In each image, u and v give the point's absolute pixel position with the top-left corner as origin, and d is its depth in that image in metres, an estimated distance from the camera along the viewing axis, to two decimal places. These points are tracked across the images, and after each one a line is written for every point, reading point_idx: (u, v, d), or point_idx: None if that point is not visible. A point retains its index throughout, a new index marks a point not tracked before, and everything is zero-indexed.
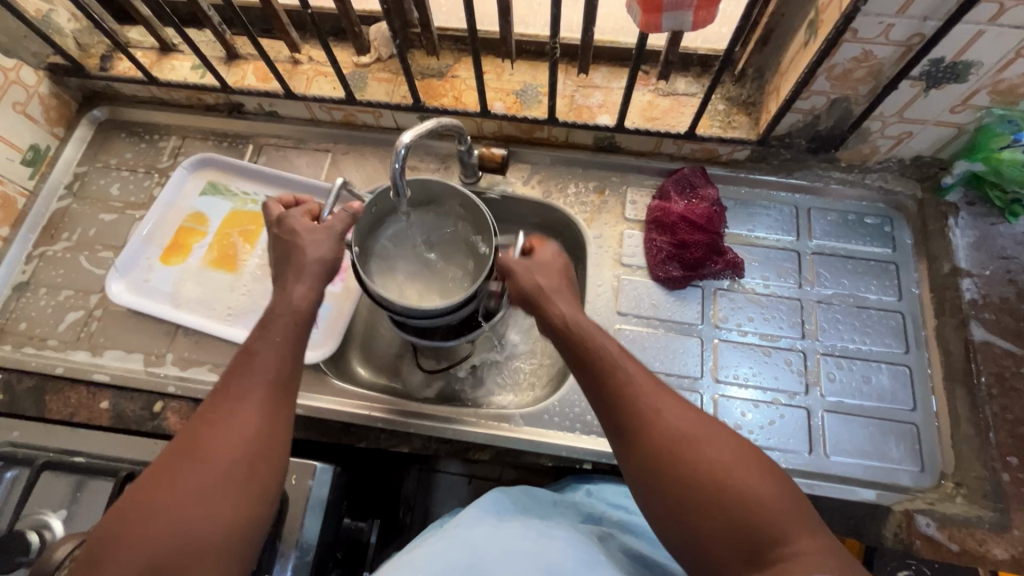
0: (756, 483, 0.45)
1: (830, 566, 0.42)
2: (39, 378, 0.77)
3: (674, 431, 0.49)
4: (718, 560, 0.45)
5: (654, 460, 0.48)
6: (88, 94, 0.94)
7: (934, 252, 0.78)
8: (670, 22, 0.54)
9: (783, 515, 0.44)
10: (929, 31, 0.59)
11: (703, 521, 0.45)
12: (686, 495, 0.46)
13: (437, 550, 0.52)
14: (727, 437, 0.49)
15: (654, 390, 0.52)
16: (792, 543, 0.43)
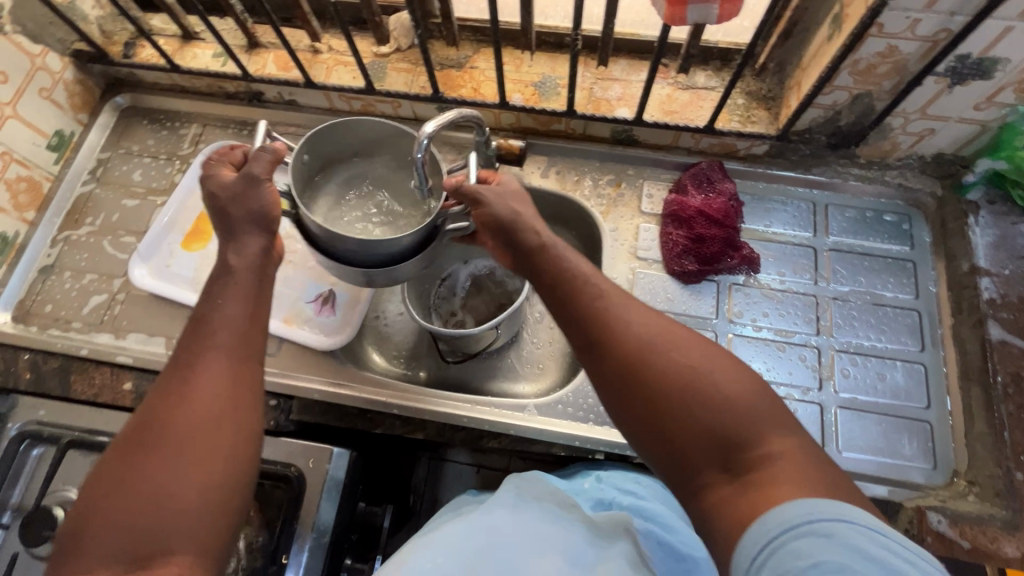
0: (729, 386, 0.46)
1: (804, 461, 0.42)
2: (64, 359, 0.79)
3: (641, 336, 0.49)
4: (695, 466, 0.45)
5: (625, 369, 0.49)
6: (111, 80, 0.95)
7: (953, 251, 0.78)
8: (695, 15, 0.54)
9: (756, 417, 0.44)
10: (956, 26, 0.59)
11: (679, 429, 0.45)
12: (660, 402, 0.46)
13: (447, 536, 0.54)
14: (698, 341, 0.49)
15: (622, 303, 0.52)
16: (767, 442, 0.43)
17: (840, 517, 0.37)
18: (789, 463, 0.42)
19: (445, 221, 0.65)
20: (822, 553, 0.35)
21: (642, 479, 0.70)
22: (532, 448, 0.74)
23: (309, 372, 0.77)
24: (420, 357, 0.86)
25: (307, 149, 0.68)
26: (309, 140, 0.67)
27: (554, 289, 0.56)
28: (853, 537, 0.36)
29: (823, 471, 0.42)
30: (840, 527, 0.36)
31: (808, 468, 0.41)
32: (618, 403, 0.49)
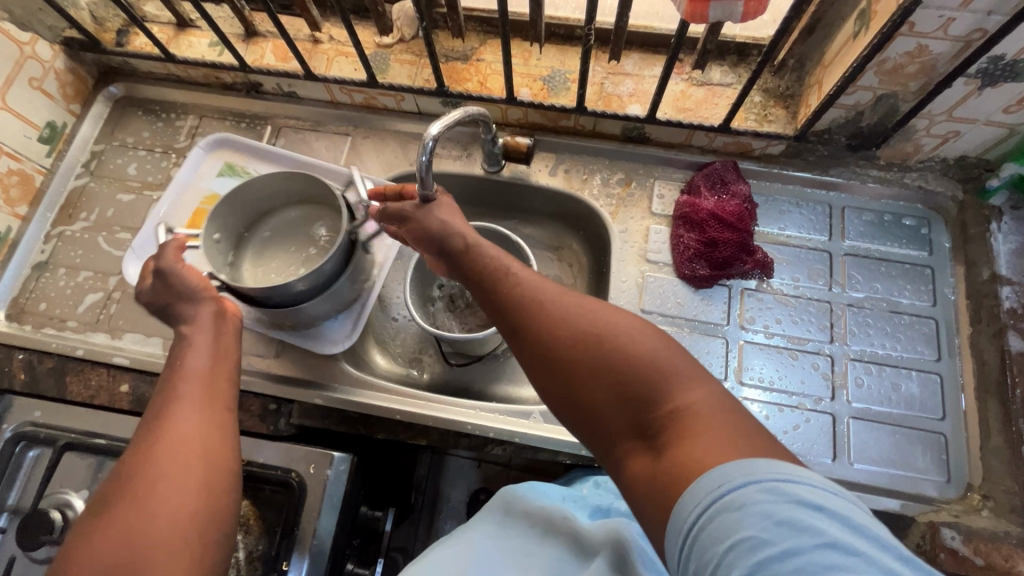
0: (637, 347, 0.45)
1: (716, 411, 0.41)
2: (60, 359, 0.77)
3: (554, 309, 0.49)
4: (615, 434, 0.44)
5: (539, 346, 0.48)
6: (104, 69, 0.92)
7: (972, 257, 0.76)
8: (717, 12, 0.51)
9: (668, 373, 0.43)
10: (991, 26, 0.56)
11: (593, 398, 0.45)
12: (574, 374, 0.46)
13: (440, 557, 0.58)
14: (604, 308, 0.48)
15: (533, 282, 0.53)
16: (679, 399, 0.42)
17: (749, 481, 0.35)
18: (700, 417, 0.41)
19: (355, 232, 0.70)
20: (740, 529, 0.34)
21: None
22: (537, 455, 0.73)
23: (310, 377, 0.75)
24: (427, 360, 0.85)
25: (214, 228, 0.72)
26: (209, 222, 0.70)
27: (474, 280, 0.57)
28: (764, 501, 0.34)
29: (738, 423, 0.40)
30: (748, 494, 0.35)
31: (718, 417, 0.41)
32: (539, 384, 0.49)
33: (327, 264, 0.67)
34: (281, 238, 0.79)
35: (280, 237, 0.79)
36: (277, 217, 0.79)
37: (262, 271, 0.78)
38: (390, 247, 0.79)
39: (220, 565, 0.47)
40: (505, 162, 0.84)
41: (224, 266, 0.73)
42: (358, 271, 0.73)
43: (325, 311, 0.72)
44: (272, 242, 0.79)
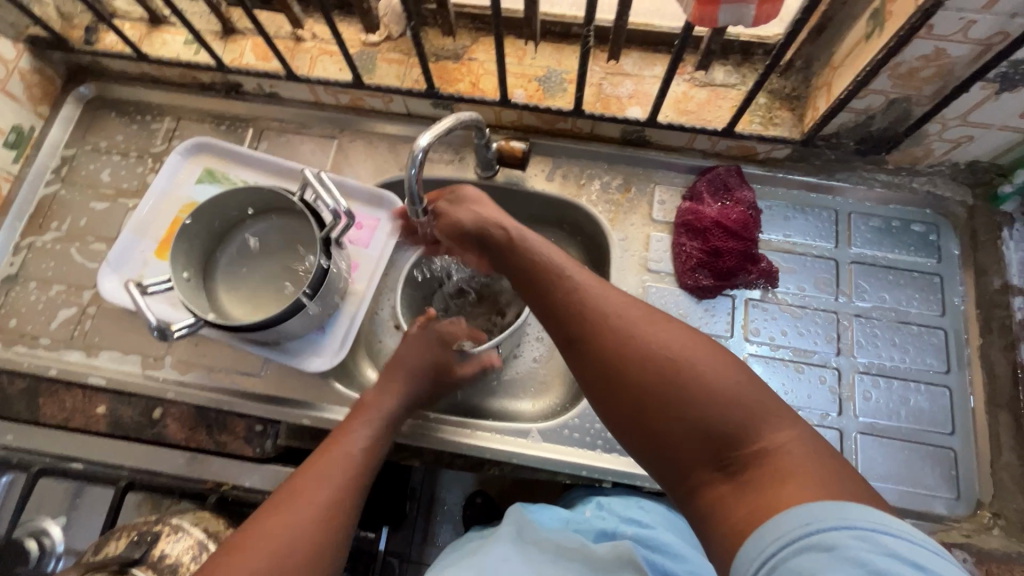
0: (722, 377, 0.43)
1: (807, 452, 0.40)
2: (32, 380, 0.73)
3: (622, 327, 0.47)
4: (691, 462, 0.42)
5: (607, 364, 0.46)
6: (74, 68, 0.87)
7: (983, 265, 0.74)
8: (727, 16, 0.48)
9: (756, 405, 0.42)
10: (1014, 29, 0.52)
11: (671, 424, 0.43)
12: (651, 398, 0.44)
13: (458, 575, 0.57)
14: (674, 329, 0.46)
15: (595, 290, 0.50)
16: (767, 433, 0.41)
17: (842, 526, 0.34)
18: (793, 454, 0.39)
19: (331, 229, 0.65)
20: (825, 570, 0.33)
21: (646, 503, 0.65)
22: (536, 475, 0.70)
23: (297, 396, 0.72)
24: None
25: (182, 265, 0.66)
26: (175, 259, 0.65)
27: (525, 281, 0.54)
28: (858, 548, 0.33)
29: (827, 463, 0.39)
30: (841, 538, 0.34)
31: (810, 461, 0.39)
32: (606, 401, 0.47)
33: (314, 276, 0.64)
34: (255, 255, 0.73)
35: (253, 257, 0.73)
36: (244, 236, 0.73)
37: (232, 301, 0.71)
38: (380, 258, 0.76)
39: None
40: (500, 167, 0.80)
41: (205, 304, 0.67)
42: (341, 280, 0.70)
43: (307, 326, 0.69)
44: (239, 268, 0.73)
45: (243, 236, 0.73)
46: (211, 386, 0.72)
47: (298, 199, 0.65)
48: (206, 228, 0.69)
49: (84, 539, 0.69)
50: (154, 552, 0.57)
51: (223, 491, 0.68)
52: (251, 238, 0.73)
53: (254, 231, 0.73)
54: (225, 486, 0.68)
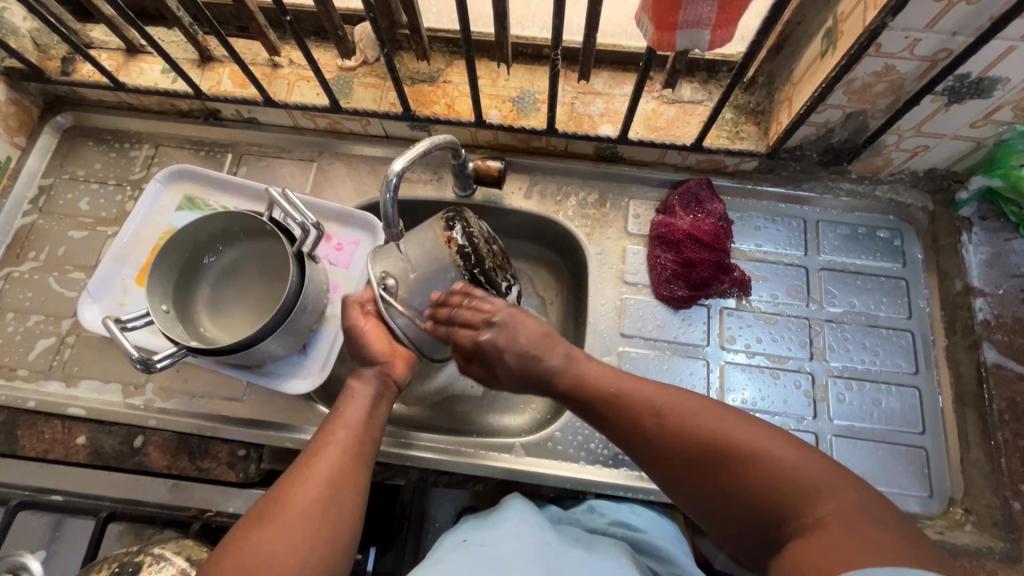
0: (763, 458, 0.46)
1: (857, 519, 0.41)
2: (9, 412, 0.73)
3: (662, 417, 0.52)
4: (754, 533, 0.46)
5: (655, 450, 0.52)
6: (50, 98, 0.87)
7: (945, 268, 0.76)
8: (684, 41, 0.50)
9: (802, 481, 0.44)
10: (956, 46, 0.55)
11: (725, 500, 0.47)
12: (705, 480, 0.48)
13: (459, 559, 0.52)
14: (713, 414, 0.50)
15: (634, 386, 0.55)
16: (816, 507, 0.43)
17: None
18: (842, 524, 0.41)
19: (301, 244, 0.66)
20: None
21: (637, 509, 0.66)
22: (521, 489, 0.72)
23: (279, 419, 0.72)
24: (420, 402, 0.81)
25: (160, 298, 0.66)
26: (151, 292, 0.65)
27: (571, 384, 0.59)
28: None
29: (876, 530, 0.40)
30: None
31: (856, 529, 0.40)
32: (664, 482, 0.52)
33: (289, 294, 0.64)
34: (233, 283, 0.74)
35: (233, 288, 0.74)
36: (219, 264, 0.74)
37: (214, 329, 0.72)
38: (359, 278, 0.77)
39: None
40: (477, 186, 0.82)
41: (186, 334, 0.68)
42: (320, 299, 0.71)
43: (288, 347, 0.69)
44: (218, 296, 0.73)
45: (218, 264, 0.74)
46: (193, 412, 0.72)
47: (265, 218, 0.66)
48: (180, 261, 0.69)
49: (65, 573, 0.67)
50: None
51: (207, 518, 0.67)
52: (225, 264, 0.74)
53: (228, 258, 0.74)
54: (209, 513, 0.68)
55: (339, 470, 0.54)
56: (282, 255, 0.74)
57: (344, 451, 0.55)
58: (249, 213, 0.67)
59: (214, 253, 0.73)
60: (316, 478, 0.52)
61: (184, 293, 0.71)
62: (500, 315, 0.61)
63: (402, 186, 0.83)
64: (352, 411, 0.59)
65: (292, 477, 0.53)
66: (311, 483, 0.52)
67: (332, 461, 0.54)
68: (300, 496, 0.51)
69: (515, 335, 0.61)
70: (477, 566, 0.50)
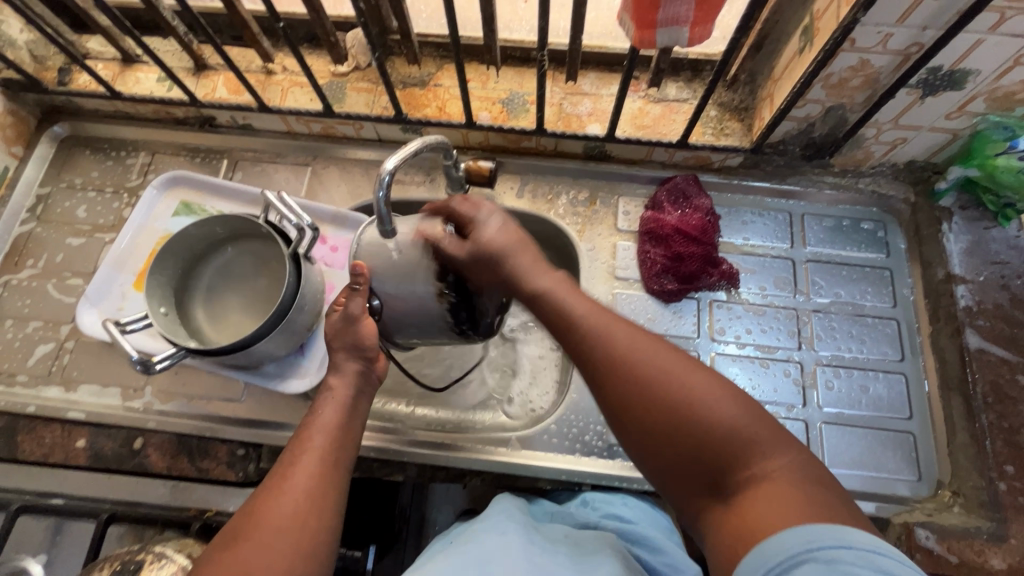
0: (721, 409, 0.44)
1: (801, 480, 0.41)
2: (9, 417, 0.73)
3: (628, 356, 0.48)
4: (694, 484, 0.45)
5: (614, 391, 0.48)
6: (47, 109, 0.89)
7: (928, 257, 0.78)
8: (664, 38, 0.52)
9: (746, 439, 0.43)
10: (927, 40, 0.58)
11: (678, 448, 0.45)
12: (655, 427, 0.46)
13: (446, 559, 0.53)
14: (678, 360, 0.48)
15: (603, 322, 0.51)
16: (763, 464, 0.42)
17: (842, 545, 0.36)
18: (787, 483, 0.41)
19: (299, 245, 0.67)
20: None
21: (628, 502, 0.67)
22: (517, 482, 0.73)
23: (278, 418, 0.73)
24: (421, 397, 0.82)
25: (158, 300, 0.67)
26: (149, 294, 0.66)
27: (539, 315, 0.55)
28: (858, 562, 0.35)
29: (822, 489, 0.41)
30: (839, 553, 0.35)
31: (801, 492, 0.40)
32: (616, 423, 0.49)
33: (286, 294, 0.66)
34: (230, 285, 0.75)
35: (229, 288, 0.75)
36: (215, 266, 0.75)
37: (211, 330, 0.73)
38: None
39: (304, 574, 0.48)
40: (469, 186, 0.83)
41: (184, 335, 0.68)
42: (317, 300, 0.72)
43: (286, 347, 0.70)
44: (214, 297, 0.74)
45: (214, 266, 0.74)
46: (192, 413, 0.73)
47: (262, 221, 0.68)
48: (175, 263, 0.70)
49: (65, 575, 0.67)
50: None
51: (206, 518, 0.69)
52: (220, 265, 0.75)
53: (223, 258, 0.75)
54: (209, 513, 0.70)
55: (320, 478, 0.52)
56: (279, 257, 0.75)
57: (324, 449, 0.54)
58: (246, 215, 0.68)
59: (209, 254, 0.74)
60: (296, 488, 0.51)
61: (178, 294, 0.71)
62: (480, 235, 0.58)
63: (395, 188, 0.84)
64: (327, 414, 0.57)
65: (273, 481, 0.52)
66: (291, 493, 0.50)
67: (311, 468, 0.53)
68: (281, 503, 0.50)
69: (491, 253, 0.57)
70: (462, 563, 0.51)
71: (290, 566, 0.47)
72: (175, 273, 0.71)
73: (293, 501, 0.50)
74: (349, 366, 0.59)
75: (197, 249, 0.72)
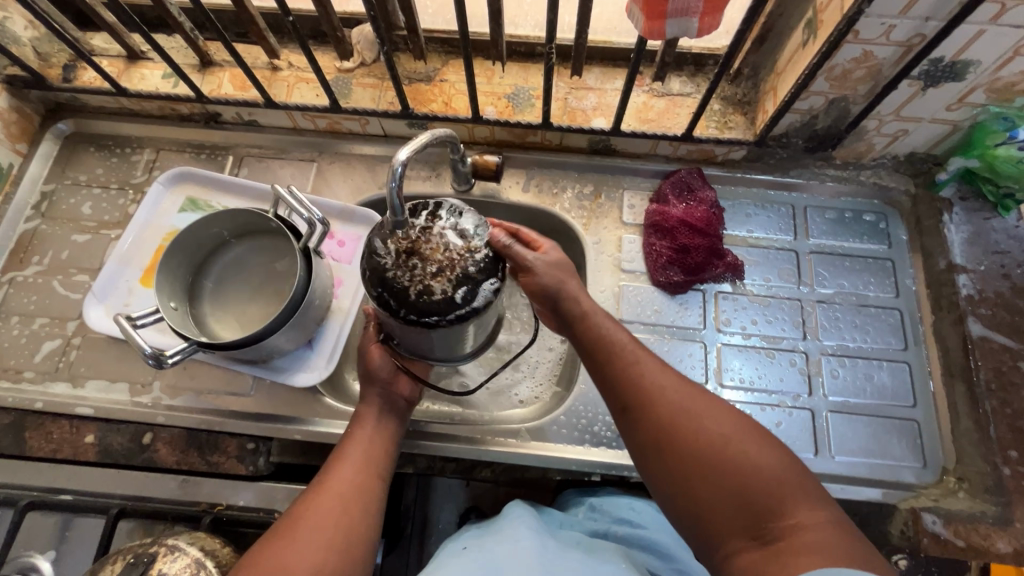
0: (760, 457, 0.47)
1: (831, 534, 0.43)
2: (17, 413, 0.73)
3: (673, 400, 0.52)
4: (727, 531, 0.46)
5: (658, 431, 0.51)
6: (51, 106, 0.88)
7: (929, 247, 0.79)
8: (674, 29, 0.53)
9: (785, 486, 0.46)
10: (929, 31, 0.59)
11: (716, 491, 0.47)
12: (694, 467, 0.48)
13: (463, 564, 0.54)
14: (721, 409, 0.51)
15: (651, 365, 0.55)
16: (795, 514, 0.44)
17: None
18: (818, 533, 0.43)
19: (310, 239, 0.67)
20: None
21: (636, 505, 0.67)
22: (526, 473, 0.74)
23: (287, 412, 0.73)
24: (429, 390, 0.81)
25: (168, 295, 0.67)
26: (160, 289, 0.66)
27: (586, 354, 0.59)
28: None
29: (852, 540, 0.43)
30: None
31: (832, 542, 0.42)
32: (653, 461, 0.51)
33: (296, 288, 0.66)
34: (239, 280, 0.75)
35: (236, 284, 0.75)
36: (223, 262, 0.75)
37: (219, 325, 0.72)
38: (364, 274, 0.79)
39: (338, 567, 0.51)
40: (475, 181, 0.84)
41: (195, 330, 0.69)
42: (326, 294, 0.72)
43: (295, 341, 0.70)
44: (221, 293, 0.74)
45: (221, 262, 0.75)
46: (201, 408, 0.73)
47: (272, 215, 0.68)
48: (185, 259, 0.70)
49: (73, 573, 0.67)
50: (152, 572, 0.58)
51: (217, 512, 0.68)
52: (228, 261, 0.75)
53: (231, 255, 0.75)
54: (219, 507, 0.69)
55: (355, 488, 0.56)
56: (287, 252, 0.75)
57: (366, 456, 0.60)
58: (255, 209, 0.68)
59: (217, 250, 0.74)
60: (333, 493, 0.55)
61: (186, 289, 0.71)
62: (541, 266, 0.61)
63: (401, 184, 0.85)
64: (364, 431, 0.62)
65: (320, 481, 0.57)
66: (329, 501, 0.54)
67: (348, 478, 0.57)
68: (325, 500, 0.54)
69: (548, 280, 0.61)
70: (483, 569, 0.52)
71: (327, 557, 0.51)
72: (184, 268, 0.71)
73: (335, 498, 0.55)
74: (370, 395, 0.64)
75: (206, 244, 0.72)
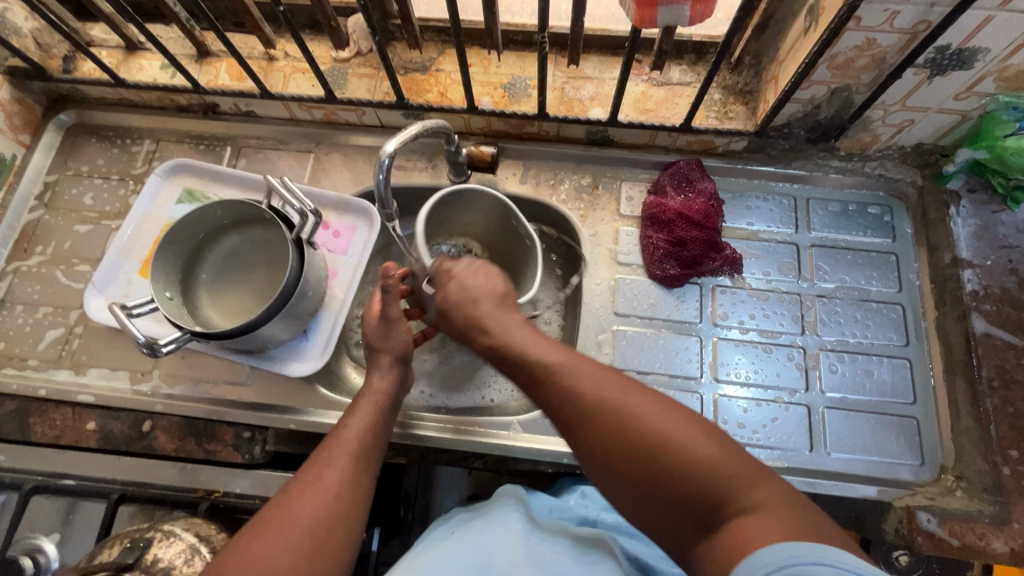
0: (703, 447, 0.42)
1: (788, 517, 0.39)
2: (23, 400, 0.75)
3: (606, 404, 0.46)
4: (684, 530, 0.42)
5: (599, 439, 0.46)
6: (53, 97, 0.89)
7: (935, 241, 0.77)
8: (665, 17, 0.52)
9: (734, 476, 0.41)
10: (935, 18, 0.56)
11: (666, 490, 0.42)
12: (640, 471, 0.43)
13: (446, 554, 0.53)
14: (655, 407, 0.45)
15: (580, 369, 0.49)
16: (750, 500, 0.40)
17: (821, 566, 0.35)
18: (774, 516, 0.39)
19: (303, 233, 0.67)
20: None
21: None
22: (520, 464, 0.74)
23: (283, 402, 0.74)
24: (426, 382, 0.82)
25: (164, 285, 0.68)
26: (155, 280, 0.67)
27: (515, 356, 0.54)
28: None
29: (810, 515, 0.39)
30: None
31: (787, 521, 0.38)
32: (603, 471, 0.46)
33: (288, 280, 0.66)
34: (236, 270, 0.76)
35: (234, 275, 0.76)
36: (221, 251, 0.76)
37: (217, 314, 0.74)
38: (358, 263, 0.79)
39: (334, 544, 0.51)
40: (471, 172, 0.83)
41: (190, 320, 0.70)
42: (319, 285, 0.72)
43: (289, 332, 0.71)
44: (219, 283, 0.75)
45: (220, 252, 0.75)
46: (200, 398, 0.74)
47: (265, 205, 0.68)
48: (181, 250, 0.71)
49: (76, 557, 0.69)
50: (148, 557, 0.59)
51: (215, 498, 0.70)
52: (227, 251, 0.76)
53: (229, 245, 0.76)
54: (217, 493, 0.71)
55: (346, 482, 0.55)
56: (282, 243, 0.76)
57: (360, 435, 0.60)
58: (248, 201, 0.68)
59: (216, 240, 0.75)
60: (329, 470, 0.55)
61: (185, 279, 0.73)
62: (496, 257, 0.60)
63: (396, 174, 0.84)
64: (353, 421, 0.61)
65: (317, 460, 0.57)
66: (312, 492, 0.53)
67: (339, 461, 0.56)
68: (327, 475, 0.55)
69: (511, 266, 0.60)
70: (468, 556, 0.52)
71: (319, 530, 0.50)
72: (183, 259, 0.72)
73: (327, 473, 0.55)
74: (391, 370, 0.66)
75: (206, 234, 0.73)
